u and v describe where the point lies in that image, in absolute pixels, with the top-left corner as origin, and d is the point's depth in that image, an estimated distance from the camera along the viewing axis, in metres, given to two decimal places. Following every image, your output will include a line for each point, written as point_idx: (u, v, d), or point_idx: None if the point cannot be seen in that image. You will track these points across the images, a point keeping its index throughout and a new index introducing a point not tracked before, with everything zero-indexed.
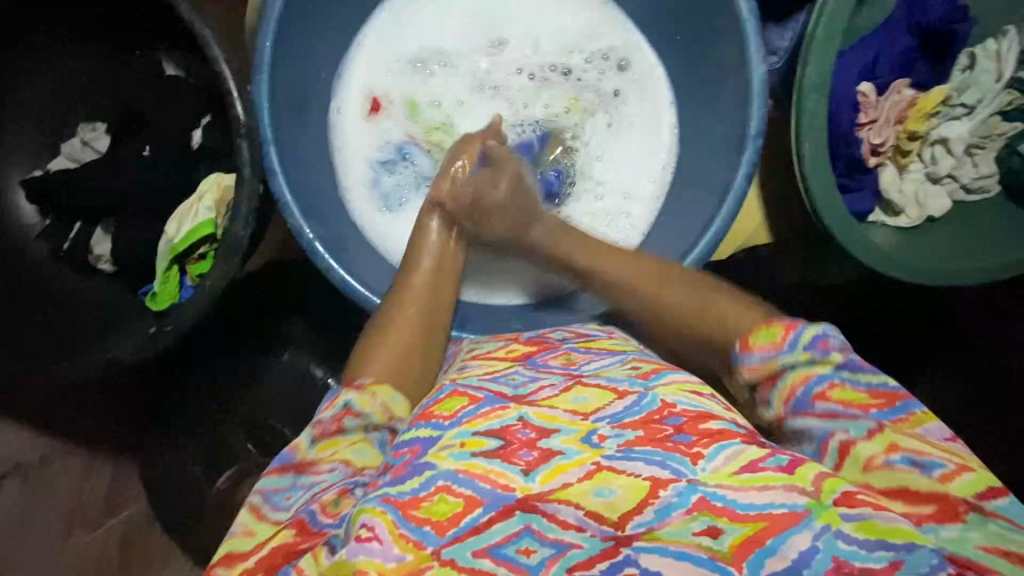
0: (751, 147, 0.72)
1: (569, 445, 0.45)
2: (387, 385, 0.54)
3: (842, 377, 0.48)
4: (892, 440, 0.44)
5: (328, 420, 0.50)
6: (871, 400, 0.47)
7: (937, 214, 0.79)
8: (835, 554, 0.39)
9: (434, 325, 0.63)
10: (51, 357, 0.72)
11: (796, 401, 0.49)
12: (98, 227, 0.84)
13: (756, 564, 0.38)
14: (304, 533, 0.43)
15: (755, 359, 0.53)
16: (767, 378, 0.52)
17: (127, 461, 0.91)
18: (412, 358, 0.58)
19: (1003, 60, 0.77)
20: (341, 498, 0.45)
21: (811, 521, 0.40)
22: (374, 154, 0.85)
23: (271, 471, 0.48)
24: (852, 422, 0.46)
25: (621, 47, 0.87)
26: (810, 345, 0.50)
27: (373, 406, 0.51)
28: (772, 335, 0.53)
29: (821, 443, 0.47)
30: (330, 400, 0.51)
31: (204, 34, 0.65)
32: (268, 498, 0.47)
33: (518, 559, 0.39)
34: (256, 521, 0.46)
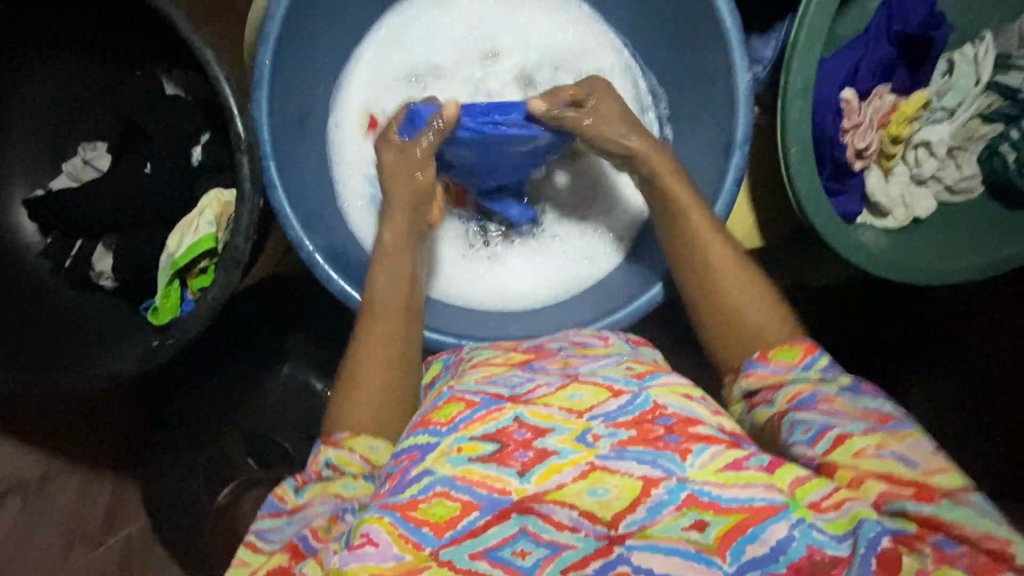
0: (738, 153, 0.73)
1: (564, 445, 0.46)
2: (366, 435, 0.58)
3: (843, 393, 0.51)
4: (884, 439, 0.47)
5: (310, 472, 0.56)
6: (870, 414, 0.49)
7: (923, 215, 0.82)
8: (810, 542, 0.41)
9: (413, 335, 0.67)
10: (54, 370, 0.76)
11: (799, 400, 0.52)
12: (99, 243, 0.87)
13: (738, 551, 0.41)
14: (297, 557, 0.48)
15: (767, 369, 0.56)
16: (771, 385, 0.55)
17: (128, 476, 0.97)
18: (393, 389, 0.62)
19: (981, 65, 0.80)
20: (332, 525, 0.50)
21: (788, 513, 0.42)
22: (372, 169, 0.88)
23: (265, 516, 0.53)
24: (850, 421, 0.48)
25: (606, 70, 0.90)
26: (822, 368, 0.54)
27: (352, 460, 0.56)
28: (792, 354, 0.56)
29: (817, 431, 0.49)
30: (314, 456, 0.57)
31: (205, 55, 0.68)
32: (262, 535, 0.51)
33: (513, 561, 0.42)
34: (251, 553, 0.51)
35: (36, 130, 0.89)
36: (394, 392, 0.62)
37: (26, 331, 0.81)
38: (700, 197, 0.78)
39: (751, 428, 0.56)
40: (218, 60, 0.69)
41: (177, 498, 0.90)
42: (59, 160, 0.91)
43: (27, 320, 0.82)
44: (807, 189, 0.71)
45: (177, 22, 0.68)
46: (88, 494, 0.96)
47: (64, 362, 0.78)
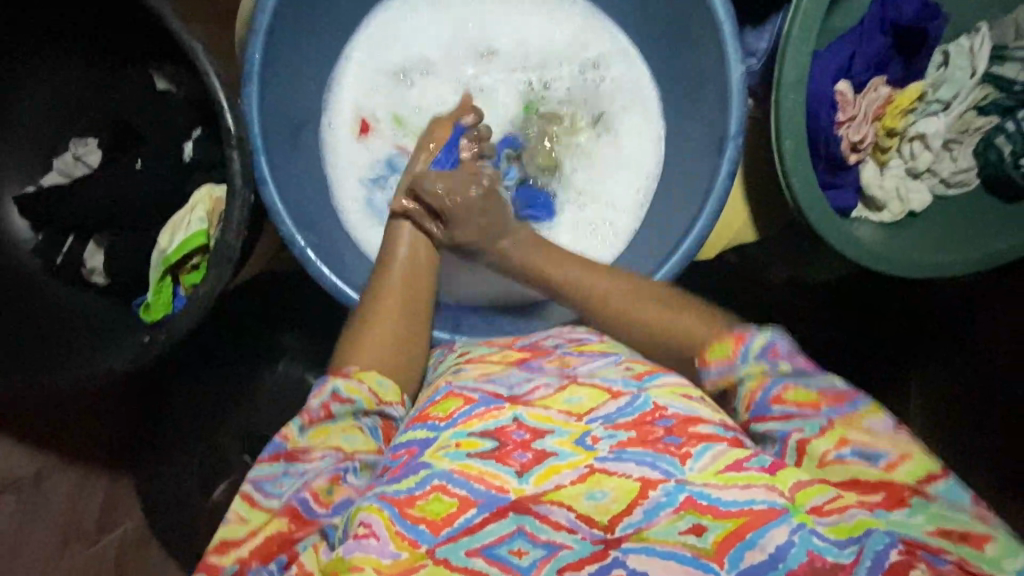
0: (732, 147, 0.72)
1: (563, 447, 0.46)
2: (372, 371, 0.58)
3: (792, 380, 0.49)
4: (842, 436, 0.46)
5: (316, 408, 0.53)
6: (823, 399, 0.48)
7: (918, 209, 0.81)
8: (810, 548, 0.41)
9: (423, 295, 0.68)
10: (45, 368, 0.76)
11: (755, 406, 0.49)
12: (91, 240, 0.86)
13: (737, 558, 0.41)
14: (298, 521, 0.48)
15: (713, 374, 0.53)
16: (727, 390, 0.52)
17: (123, 474, 0.97)
18: (400, 342, 0.63)
19: (976, 57, 0.79)
20: (333, 487, 0.49)
21: (788, 517, 0.42)
22: (365, 172, 0.88)
23: (264, 460, 0.51)
24: (807, 422, 0.47)
25: (608, 54, 0.89)
26: (759, 354, 0.51)
27: (359, 391, 0.55)
28: (723, 349, 0.52)
29: (780, 443, 0.47)
30: (318, 387, 0.55)
31: (194, 49, 0.67)
32: (259, 486, 0.50)
33: (509, 560, 0.41)
34: (248, 508, 0.49)
35: (28, 127, 0.89)
36: (403, 347, 0.63)
37: (18, 327, 0.81)
38: (694, 190, 0.77)
39: None
40: (207, 54, 0.68)
41: (172, 497, 0.89)
42: (51, 157, 0.90)
43: (18, 316, 0.82)
44: (802, 182, 0.71)
45: (166, 17, 0.68)
46: (82, 493, 0.96)
47: (56, 359, 0.78)
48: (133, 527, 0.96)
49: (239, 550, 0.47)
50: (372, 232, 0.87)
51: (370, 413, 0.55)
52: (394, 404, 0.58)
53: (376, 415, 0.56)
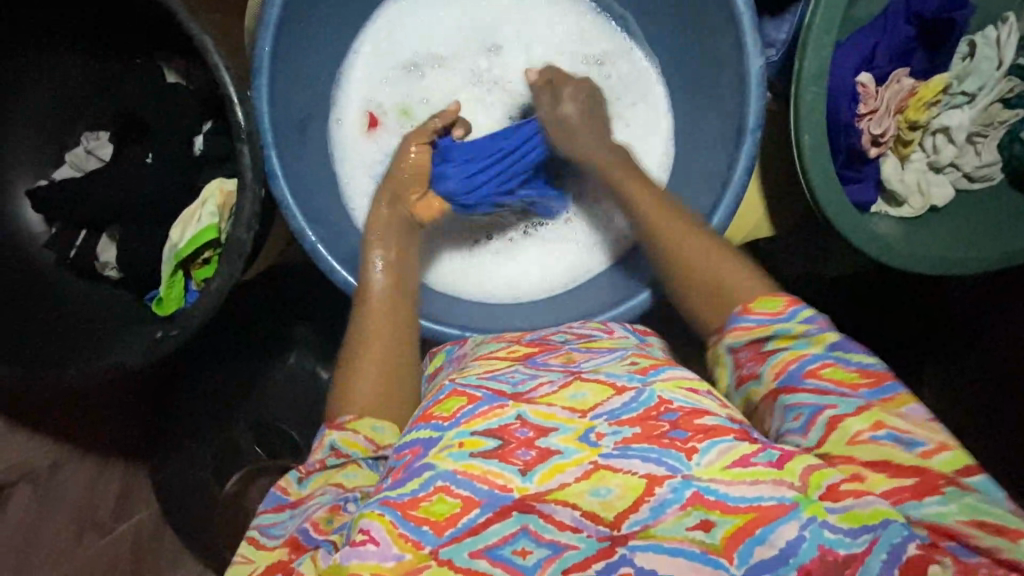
0: (750, 141, 0.71)
1: (568, 444, 0.45)
2: (368, 418, 0.58)
3: (833, 357, 0.49)
4: (879, 419, 0.46)
5: (315, 462, 0.55)
6: (861, 379, 0.48)
7: (940, 204, 0.80)
8: (821, 542, 0.40)
9: (409, 325, 0.67)
10: (58, 363, 0.76)
11: (788, 375, 0.50)
12: (104, 234, 0.86)
13: (746, 553, 0.40)
14: (298, 550, 0.47)
15: (751, 322, 0.53)
16: (754, 343, 0.53)
17: (137, 465, 0.97)
18: (389, 377, 0.62)
19: (1004, 48, 0.77)
20: (333, 516, 0.49)
21: (798, 513, 0.40)
22: (376, 167, 0.87)
23: (268, 510, 0.52)
24: (841, 400, 0.47)
25: (611, 53, 0.88)
26: (808, 320, 0.51)
27: (356, 442, 0.55)
28: (773, 304, 0.53)
29: (809, 417, 0.47)
30: (318, 442, 0.56)
31: (205, 44, 0.66)
32: (265, 530, 0.51)
33: (514, 560, 0.40)
34: (254, 550, 0.49)
35: (39, 120, 0.89)
36: (394, 377, 0.62)
37: (27, 323, 0.80)
38: (711, 184, 0.76)
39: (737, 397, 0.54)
40: (216, 48, 0.67)
41: (187, 488, 0.90)
42: (63, 149, 0.90)
43: (28, 314, 0.82)
44: (821, 176, 0.69)
45: (176, 11, 0.67)
46: (97, 484, 0.96)
47: (68, 355, 0.78)
48: (147, 517, 0.97)
49: None
50: None
51: (371, 455, 0.55)
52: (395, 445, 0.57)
53: (379, 456, 0.55)
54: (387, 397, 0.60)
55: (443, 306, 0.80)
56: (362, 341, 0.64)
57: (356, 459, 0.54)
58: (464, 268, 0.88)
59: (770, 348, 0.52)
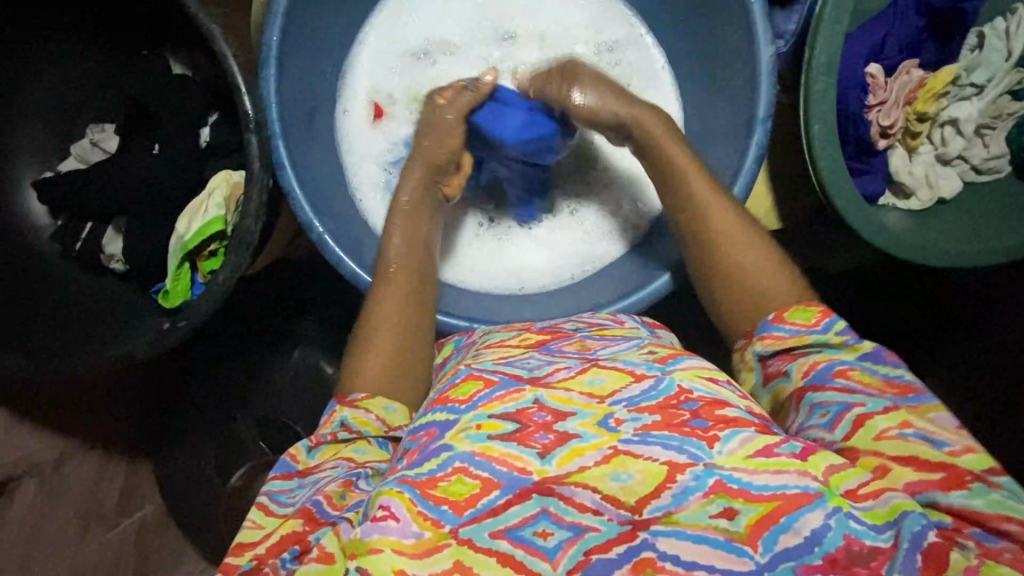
0: (760, 131, 0.71)
1: (586, 428, 0.45)
2: (380, 397, 0.58)
3: (862, 364, 0.50)
4: (906, 418, 0.45)
5: (325, 434, 0.55)
6: (887, 387, 0.48)
7: (948, 196, 0.79)
8: (847, 532, 0.39)
9: (426, 309, 0.66)
10: (64, 354, 0.76)
11: (816, 374, 0.50)
12: (110, 226, 0.86)
13: (770, 540, 0.39)
14: (312, 522, 0.47)
15: (785, 331, 0.54)
16: (789, 351, 0.53)
17: (141, 459, 0.97)
18: (404, 354, 0.62)
19: (1013, 39, 0.77)
20: (346, 492, 0.49)
21: (823, 502, 0.40)
22: (384, 156, 0.87)
23: (275, 477, 0.53)
24: (869, 399, 0.47)
25: (622, 41, 0.88)
26: (843, 330, 0.52)
27: (368, 420, 0.56)
28: (808, 316, 0.54)
29: (836, 414, 0.47)
30: (328, 417, 0.57)
31: (214, 33, 0.66)
32: (274, 497, 0.51)
33: (534, 542, 0.41)
34: (263, 516, 0.50)
35: (45, 112, 0.88)
36: (408, 358, 0.62)
37: (33, 315, 0.80)
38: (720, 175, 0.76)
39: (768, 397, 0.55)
40: (225, 36, 0.67)
41: (192, 481, 0.90)
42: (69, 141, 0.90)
43: (34, 305, 0.81)
44: (830, 168, 0.69)
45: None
46: (100, 478, 0.96)
47: (73, 347, 0.77)
48: (152, 512, 0.96)
49: (254, 549, 0.47)
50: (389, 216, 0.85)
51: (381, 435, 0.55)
52: (405, 427, 0.58)
53: (389, 437, 0.56)
54: (396, 375, 0.61)
55: (452, 297, 0.80)
56: (380, 321, 0.63)
57: (367, 436, 0.55)
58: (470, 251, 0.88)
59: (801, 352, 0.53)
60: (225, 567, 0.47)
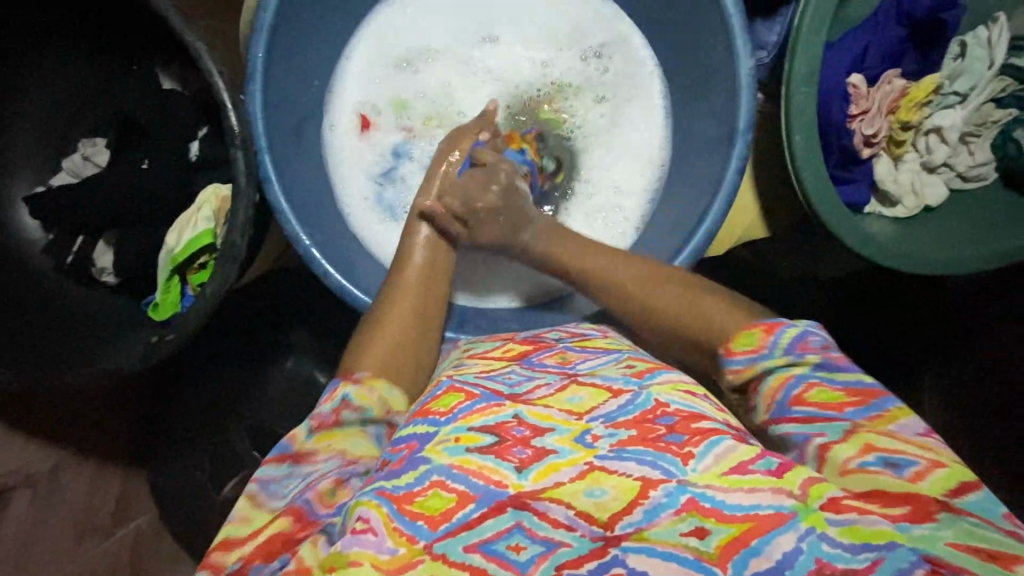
0: (740, 142, 0.71)
1: (563, 444, 0.46)
2: (382, 378, 0.57)
3: (817, 377, 0.50)
4: (867, 441, 0.46)
5: (327, 413, 0.53)
6: (848, 399, 0.49)
7: (933, 204, 0.80)
8: (819, 555, 0.39)
9: (436, 307, 0.67)
10: (54, 367, 0.76)
11: (777, 405, 0.51)
12: (100, 239, 0.87)
13: (741, 564, 0.39)
14: (301, 522, 0.46)
15: (738, 364, 0.54)
16: (750, 383, 0.54)
17: (138, 468, 1.00)
18: (406, 349, 0.61)
19: (995, 47, 0.77)
20: (337, 489, 0.48)
21: (795, 523, 0.40)
22: (374, 168, 0.87)
23: (270, 462, 0.51)
24: (829, 424, 0.48)
25: (609, 44, 0.88)
26: (787, 345, 0.52)
27: (370, 397, 0.55)
28: (751, 339, 0.54)
29: (801, 448, 0.48)
30: (329, 393, 0.55)
31: (198, 49, 0.67)
32: (265, 487, 0.50)
33: (507, 556, 0.40)
34: (253, 508, 0.49)
35: (38, 126, 0.89)
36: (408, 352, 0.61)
37: (25, 327, 0.81)
38: (704, 186, 0.76)
39: (744, 423, 0.56)
40: (210, 53, 0.68)
41: (184, 492, 0.91)
42: (60, 154, 0.90)
43: (27, 317, 0.82)
44: (815, 180, 0.69)
45: (170, 16, 0.68)
46: (96, 488, 0.97)
47: (65, 360, 0.77)
48: (146, 522, 1.00)
49: (242, 547, 0.46)
50: (379, 228, 0.86)
51: (379, 421, 0.55)
52: (401, 415, 0.57)
53: (385, 424, 0.55)
54: (398, 363, 0.60)
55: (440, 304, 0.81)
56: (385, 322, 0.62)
57: (366, 419, 0.54)
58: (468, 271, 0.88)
59: (759, 380, 0.53)
60: (209, 563, 0.46)
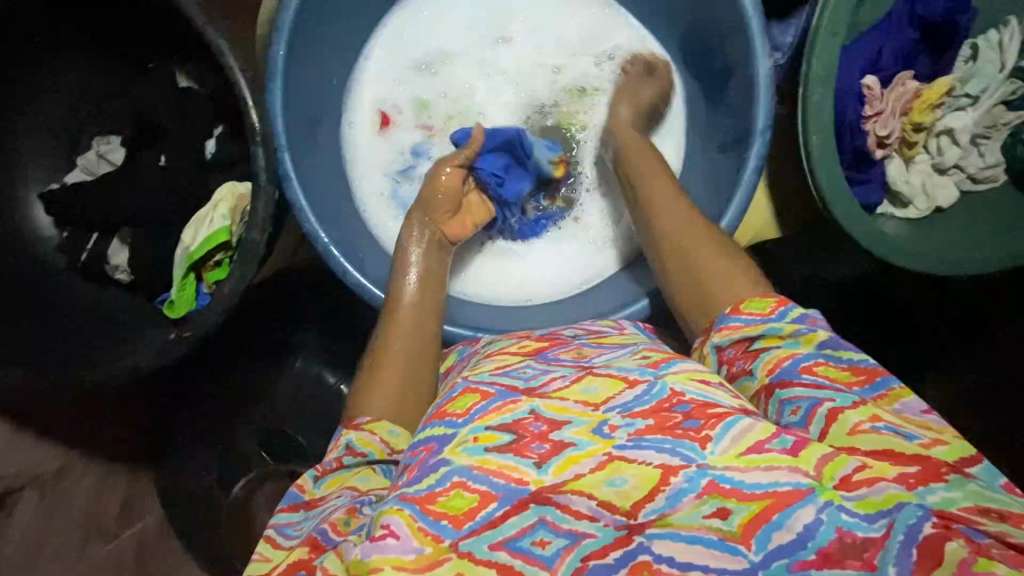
0: (759, 142, 0.72)
1: (581, 437, 0.45)
2: (384, 421, 0.58)
3: (824, 356, 0.51)
4: (876, 412, 0.46)
5: (331, 461, 0.56)
6: (853, 377, 0.50)
7: (944, 205, 0.81)
8: (839, 525, 0.40)
9: (433, 336, 0.66)
10: (69, 365, 0.76)
11: (782, 371, 0.51)
12: (115, 237, 0.86)
13: (764, 539, 0.40)
14: (317, 549, 0.47)
15: (741, 322, 0.56)
16: (752, 350, 0.54)
17: (144, 468, 0.97)
18: (414, 384, 0.61)
19: (1006, 50, 0.79)
20: (350, 518, 0.48)
21: (814, 497, 0.40)
22: (391, 166, 0.88)
23: (283, 509, 0.53)
24: (837, 394, 0.48)
25: (623, 49, 0.89)
26: (798, 319, 0.54)
27: (371, 442, 0.56)
28: (763, 306, 0.56)
29: (808, 409, 0.48)
30: (335, 442, 0.58)
31: (220, 47, 0.67)
32: (281, 530, 0.51)
33: (532, 551, 0.41)
34: (271, 549, 0.50)
35: (52, 124, 0.89)
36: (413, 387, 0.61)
37: (39, 325, 0.80)
38: (719, 188, 0.77)
39: None
40: (232, 50, 0.68)
41: (188, 493, 0.90)
42: (74, 154, 0.91)
43: (39, 317, 0.81)
44: (828, 178, 0.70)
45: (194, 14, 0.68)
46: (102, 488, 0.96)
47: (77, 357, 0.77)
48: (151, 522, 0.97)
49: None
50: (393, 226, 0.87)
51: (385, 461, 0.56)
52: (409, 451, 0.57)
53: (392, 462, 0.56)
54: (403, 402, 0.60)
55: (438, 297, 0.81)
56: (385, 356, 0.62)
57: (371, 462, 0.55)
58: (487, 268, 0.89)
59: (759, 347, 0.54)
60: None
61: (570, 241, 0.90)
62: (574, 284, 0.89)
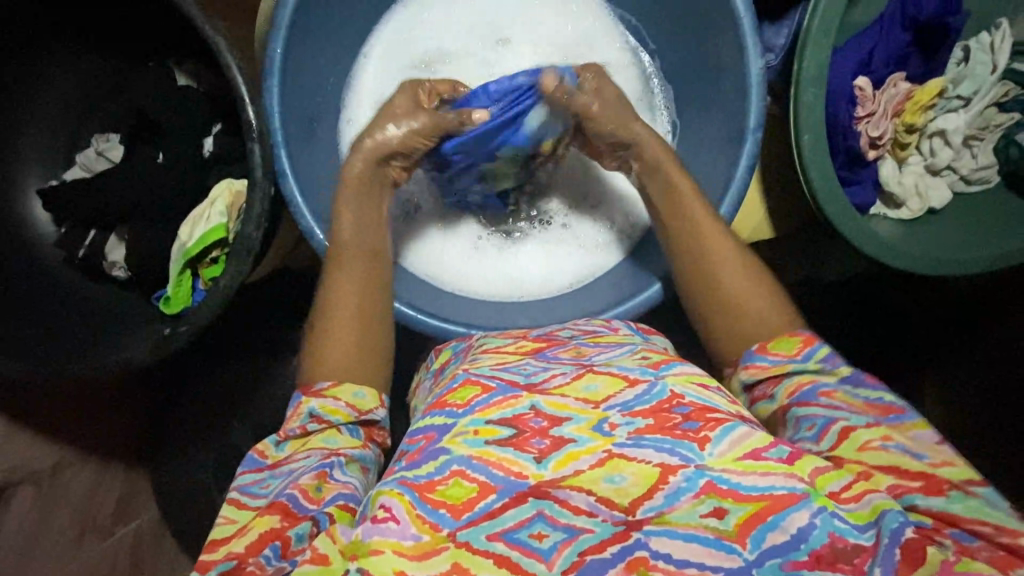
0: (751, 140, 0.73)
1: (581, 433, 0.46)
2: (346, 384, 0.58)
3: (843, 385, 0.51)
4: (887, 432, 0.47)
5: (293, 427, 0.54)
6: (872, 408, 0.49)
7: (937, 206, 0.81)
8: (832, 530, 0.40)
9: (381, 294, 0.66)
10: (67, 359, 0.76)
11: (801, 394, 0.52)
12: (112, 235, 0.88)
13: (759, 539, 0.40)
14: (289, 518, 0.46)
15: (767, 360, 0.55)
16: (772, 376, 0.55)
17: (139, 470, 1.00)
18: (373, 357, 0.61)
19: (997, 52, 0.79)
20: (321, 484, 0.49)
21: (808, 502, 0.41)
22: None
23: (247, 472, 0.51)
24: (852, 415, 0.48)
25: (613, 64, 0.89)
26: (823, 359, 0.53)
27: (337, 408, 0.55)
28: (790, 346, 0.55)
29: (822, 426, 0.49)
30: (294, 407, 0.56)
31: (217, 43, 0.68)
32: (246, 490, 0.50)
33: (530, 544, 0.41)
34: (236, 510, 0.48)
35: (50, 121, 0.90)
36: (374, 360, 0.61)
37: (37, 320, 0.81)
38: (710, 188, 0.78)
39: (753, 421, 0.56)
40: (229, 47, 0.68)
41: (183, 491, 0.91)
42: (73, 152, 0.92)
43: (38, 312, 0.82)
44: (821, 180, 0.71)
45: (190, 11, 0.68)
46: (98, 485, 0.97)
47: (73, 354, 0.77)
48: (146, 521, 0.98)
49: (231, 546, 0.45)
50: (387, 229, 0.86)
51: (349, 423, 0.56)
52: (375, 410, 0.58)
53: (357, 424, 0.56)
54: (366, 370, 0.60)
55: (405, 282, 0.82)
56: (336, 313, 0.62)
57: (337, 425, 0.55)
58: (472, 259, 0.90)
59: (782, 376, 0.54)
60: (199, 565, 0.45)
61: (559, 244, 0.91)
62: (559, 280, 0.89)
